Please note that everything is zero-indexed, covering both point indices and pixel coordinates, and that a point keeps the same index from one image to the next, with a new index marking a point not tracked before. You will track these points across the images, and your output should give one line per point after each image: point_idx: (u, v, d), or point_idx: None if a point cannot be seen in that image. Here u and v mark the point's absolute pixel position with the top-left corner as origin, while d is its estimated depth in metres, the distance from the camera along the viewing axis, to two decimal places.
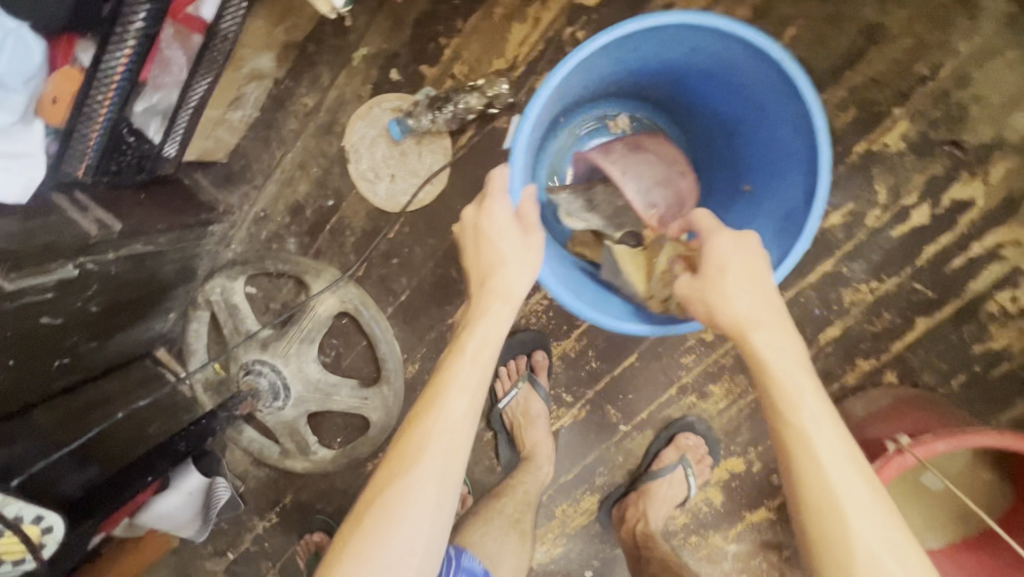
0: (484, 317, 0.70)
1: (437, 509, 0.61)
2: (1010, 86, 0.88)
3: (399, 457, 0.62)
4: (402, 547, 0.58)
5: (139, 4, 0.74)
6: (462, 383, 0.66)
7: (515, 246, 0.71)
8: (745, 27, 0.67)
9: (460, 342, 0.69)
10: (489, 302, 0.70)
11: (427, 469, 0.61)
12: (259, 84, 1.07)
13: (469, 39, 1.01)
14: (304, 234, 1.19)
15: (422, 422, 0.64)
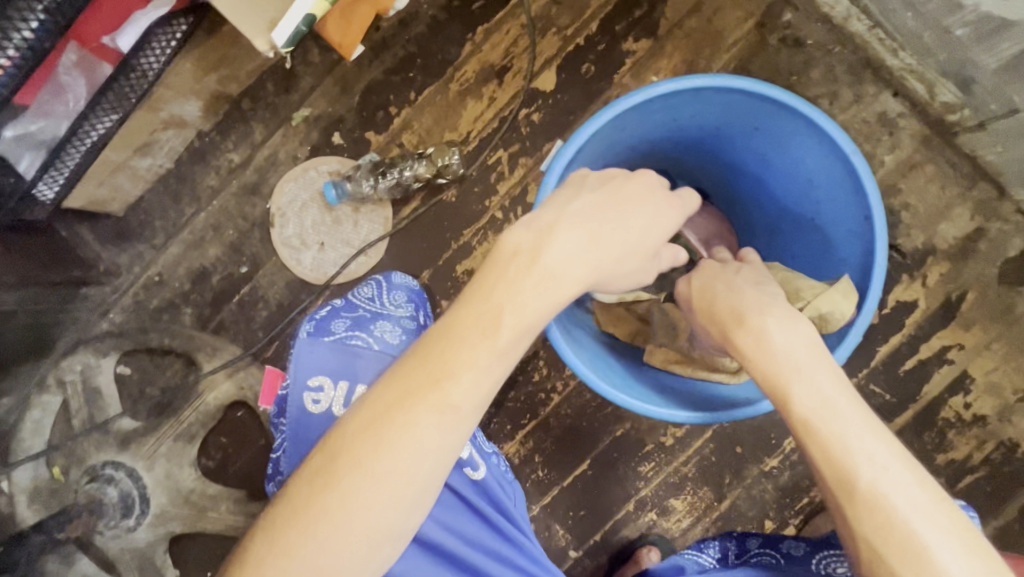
0: (543, 285, 0.45)
1: (425, 437, 0.44)
2: (936, 197, 0.92)
3: (368, 437, 0.44)
4: (368, 495, 0.43)
5: (31, 12, 0.63)
6: (476, 366, 0.44)
7: (643, 228, 0.50)
8: (772, 85, 0.62)
9: (498, 311, 0.45)
10: (551, 266, 0.45)
11: (404, 462, 0.44)
12: (178, 133, 0.95)
13: (421, 111, 0.97)
14: (204, 305, 1.00)
15: (415, 399, 0.44)
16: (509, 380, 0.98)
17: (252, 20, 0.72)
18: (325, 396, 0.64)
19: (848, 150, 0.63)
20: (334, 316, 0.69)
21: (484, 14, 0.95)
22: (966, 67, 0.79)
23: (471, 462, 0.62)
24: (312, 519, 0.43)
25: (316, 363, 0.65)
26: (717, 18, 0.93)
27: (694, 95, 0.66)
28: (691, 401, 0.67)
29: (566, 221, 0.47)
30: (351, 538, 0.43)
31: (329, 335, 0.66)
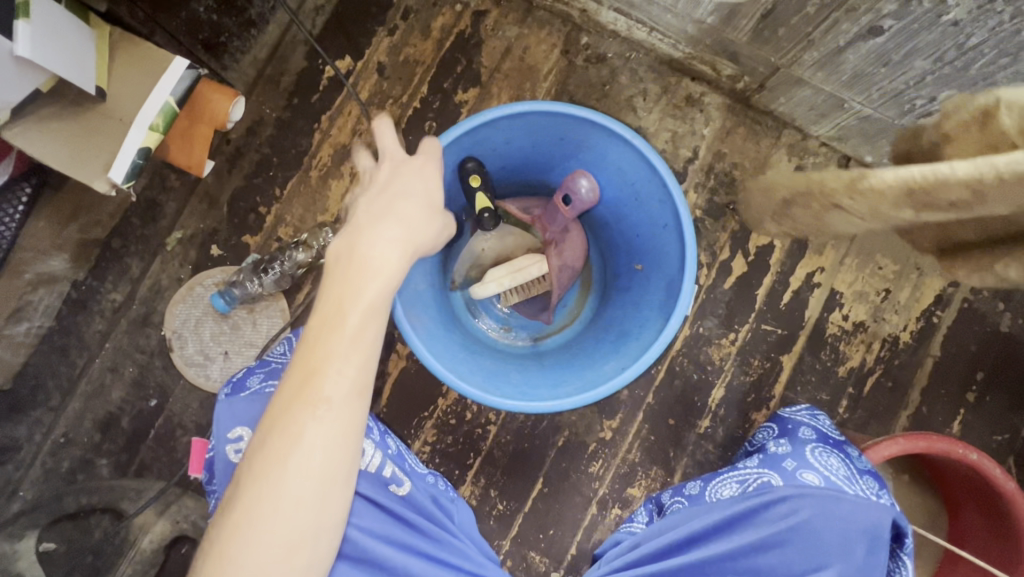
0: (370, 271, 0.54)
1: (314, 433, 0.50)
2: (754, 152, 1.06)
3: (263, 449, 0.50)
4: (277, 502, 0.49)
5: None
6: (337, 361, 0.51)
7: (429, 208, 0.61)
8: (555, 102, 0.74)
9: (340, 305, 0.53)
10: (371, 255, 0.55)
11: (297, 463, 0.50)
12: (50, 290, 0.95)
13: (290, 204, 1.02)
14: (120, 451, 0.98)
15: (294, 405, 0.51)
16: (444, 426, 1.00)
17: (86, 167, 0.75)
18: (246, 445, 0.65)
19: (632, 135, 0.75)
20: (248, 374, 0.71)
21: (324, 104, 1.03)
22: (728, 45, 0.92)
23: (393, 478, 0.66)
24: (229, 540, 0.48)
25: (235, 418, 0.66)
26: (527, 55, 1.06)
27: (494, 124, 0.77)
28: (581, 377, 0.79)
29: (370, 221, 0.58)
30: (268, 544, 0.49)
31: (245, 390, 0.68)
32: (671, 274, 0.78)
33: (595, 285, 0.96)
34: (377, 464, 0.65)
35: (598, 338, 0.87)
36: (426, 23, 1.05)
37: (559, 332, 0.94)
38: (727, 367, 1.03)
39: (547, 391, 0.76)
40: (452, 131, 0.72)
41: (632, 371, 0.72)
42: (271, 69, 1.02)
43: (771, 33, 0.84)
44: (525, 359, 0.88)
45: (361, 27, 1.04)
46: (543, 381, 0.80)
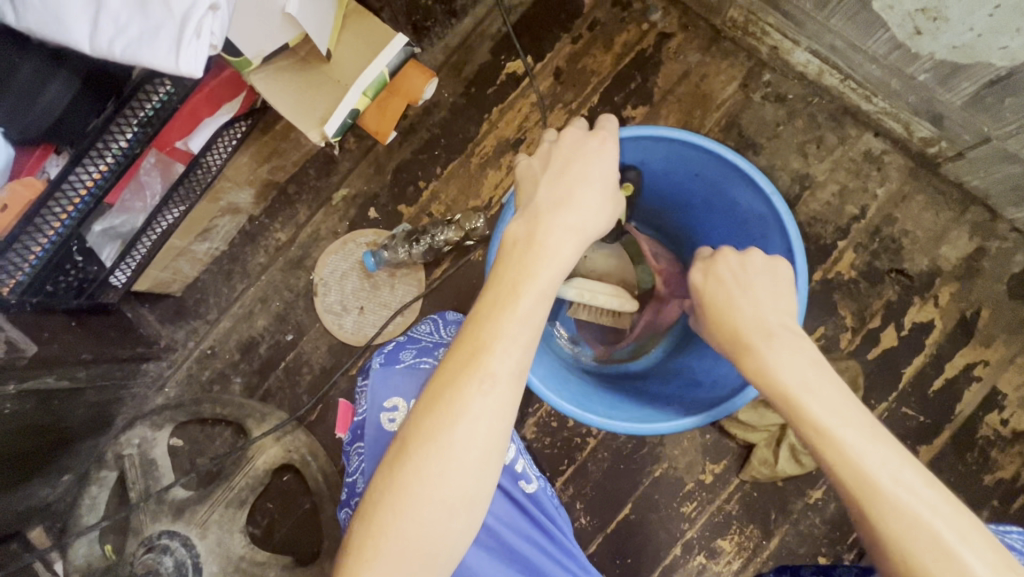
0: (548, 257, 0.56)
1: (488, 405, 0.50)
2: (932, 223, 0.99)
3: (431, 414, 0.51)
4: (444, 468, 0.50)
5: (125, 128, 0.74)
6: (510, 337, 0.52)
7: (600, 192, 0.61)
8: (702, 136, 0.71)
9: (514, 285, 0.55)
10: (549, 234, 0.57)
11: (462, 433, 0.50)
12: (232, 219, 1.06)
13: (447, 184, 1.08)
14: (252, 373, 1.08)
15: (463, 378, 0.51)
16: (545, 426, 1.00)
17: (305, 118, 0.83)
18: (400, 415, 0.69)
19: (771, 189, 0.70)
20: (401, 348, 0.76)
21: (498, 97, 1.08)
22: (935, 106, 0.87)
23: (524, 476, 0.71)
24: (396, 498, 0.50)
25: (393, 386, 0.71)
26: (704, 83, 1.05)
27: (641, 144, 0.75)
28: (637, 406, 0.74)
29: (550, 207, 0.59)
30: (434, 506, 0.50)
31: (399, 363, 0.73)
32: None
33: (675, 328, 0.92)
34: (512, 459, 0.69)
35: (667, 380, 0.82)
36: (611, 37, 1.07)
37: (630, 362, 0.92)
38: None
39: (602, 409, 0.71)
40: None
41: (698, 417, 0.67)
42: (458, 55, 1.08)
43: (995, 100, 0.79)
44: (592, 376, 0.86)
45: (548, 31, 1.08)
46: (604, 398, 0.75)
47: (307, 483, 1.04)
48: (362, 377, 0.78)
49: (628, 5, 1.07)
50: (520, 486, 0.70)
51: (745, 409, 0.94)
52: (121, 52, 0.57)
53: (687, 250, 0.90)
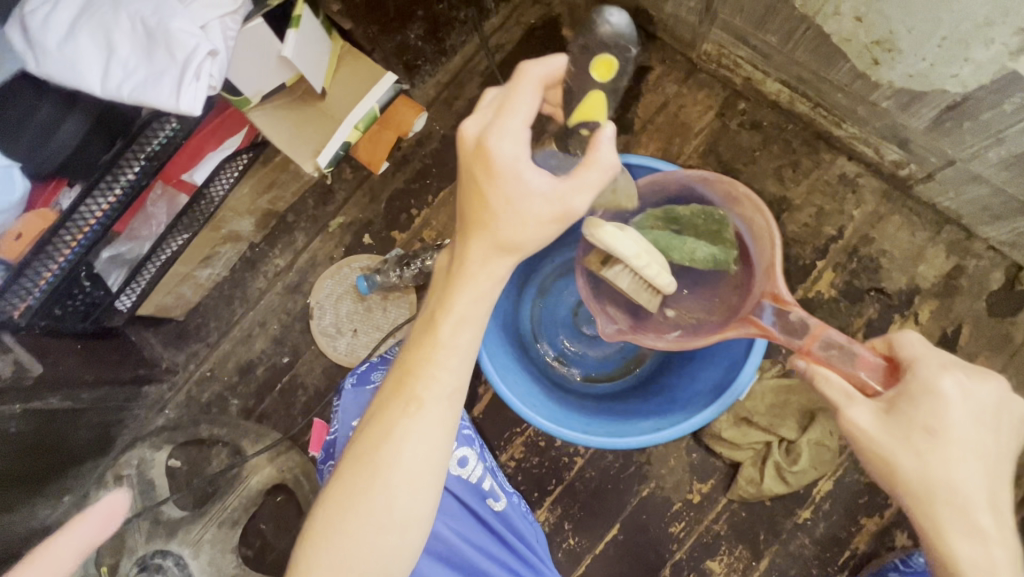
0: (467, 284, 0.57)
1: (416, 428, 0.56)
2: (909, 243, 1.01)
3: (365, 439, 0.57)
4: (374, 488, 0.55)
5: (133, 162, 0.78)
6: (433, 362, 0.57)
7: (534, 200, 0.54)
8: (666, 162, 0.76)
9: (434, 316, 0.58)
10: (476, 267, 0.57)
11: (383, 456, 0.55)
12: (233, 246, 1.11)
13: (437, 211, 1.13)
14: (249, 395, 1.11)
15: (391, 400, 0.57)
16: (532, 447, 1.01)
17: (300, 150, 0.89)
18: None
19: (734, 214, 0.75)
20: (371, 368, 0.80)
21: None
22: (900, 131, 0.91)
23: (491, 493, 0.78)
24: (331, 513, 0.56)
25: (361, 406, 0.76)
26: (682, 113, 1.11)
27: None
28: (613, 423, 0.76)
29: (477, 234, 0.57)
30: (366, 524, 0.55)
31: (369, 383, 0.77)
32: (734, 355, 0.75)
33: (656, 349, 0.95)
34: (481, 480, 0.76)
35: (645, 399, 0.84)
36: None
37: (614, 382, 0.94)
38: (841, 461, 0.96)
39: (578, 425, 0.74)
40: None
41: (667, 432, 0.70)
42: (449, 90, 1.14)
43: (954, 125, 0.83)
44: (573, 395, 0.88)
45: None
46: (581, 416, 0.77)
47: (299, 504, 1.05)
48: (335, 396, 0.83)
49: None
50: (488, 504, 0.77)
51: (728, 427, 0.95)
52: (129, 94, 0.63)
53: None
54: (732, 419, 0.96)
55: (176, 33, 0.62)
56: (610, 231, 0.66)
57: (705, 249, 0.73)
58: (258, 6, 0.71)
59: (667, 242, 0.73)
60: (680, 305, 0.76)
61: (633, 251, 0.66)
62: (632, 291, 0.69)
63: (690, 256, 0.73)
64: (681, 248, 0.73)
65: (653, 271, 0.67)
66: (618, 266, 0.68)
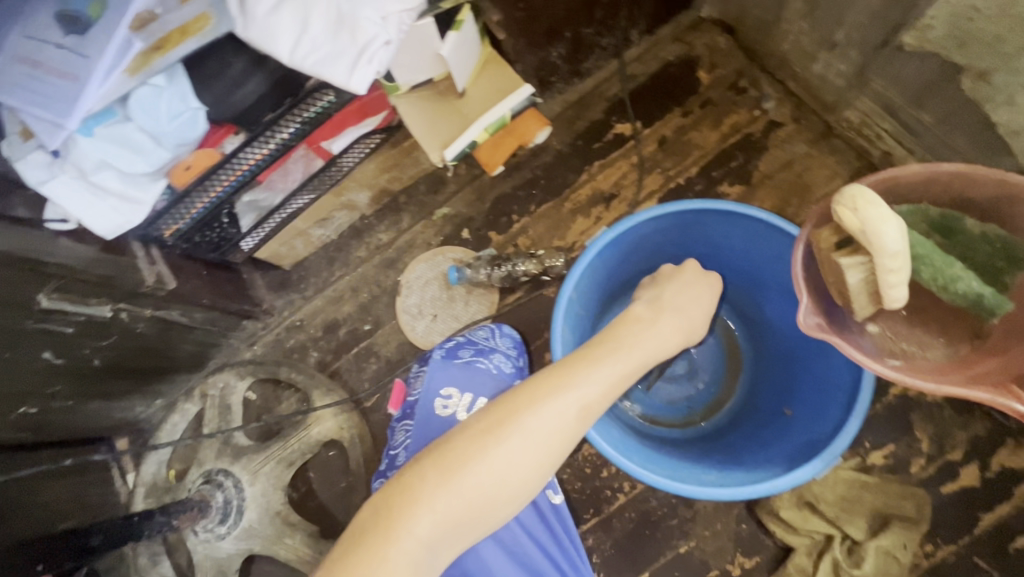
0: (654, 337, 0.67)
1: (579, 424, 0.59)
2: None
3: (539, 402, 0.57)
4: (526, 451, 0.56)
5: (290, 123, 0.90)
6: (618, 377, 0.62)
7: (705, 314, 0.74)
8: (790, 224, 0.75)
9: (627, 340, 0.65)
10: (666, 327, 0.69)
11: (550, 433, 0.57)
12: (347, 214, 1.20)
13: (536, 221, 1.16)
14: (328, 351, 1.19)
15: (575, 383, 0.59)
16: (577, 472, 1.00)
17: (431, 139, 0.96)
18: (452, 404, 0.74)
19: None
20: (460, 344, 0.80)
21: (602, 152, 1.16)
22: None
23: (552, 488, 0.79)
24: (479, 452, 0.55)
25: (451, 377, 0.76)
26: (807, 174, 1.07)
27: (721, 219, 0.80)
28: (677, 467, 0.72)
29: (673, 305, 0.71)
30: (499, 478, 0.56)
31: (457, 358, 0.77)
32: (815, 436, 0.72)
33: (724, 408, 0.94)
34: None
35: (707, 451, 0.82)
36: (720, 116, 1.13)
37: (672, 429, 0.93)
38: None
39: (638, 457, 0.72)
40: (680, 204, 0.77)
41: (739, 490, 0.65)
42: (573, 109, 1.17)
43: None
44: (634, 430, 0.87)
45: (662, 103, 1.16)
46: (639, 448, 0.74)
47: (348, 462, 1.11)
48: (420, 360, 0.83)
49: (742, 91, 1.13)
50: (547, 495, 0.79)
51: (788, 506, 0.89)
52: (311, 65, 0.71)
53: (752, 337, 0.93)
54: (794, 500, 0.91)
55: (364, 21, 0.70)
56: (880, 219, 0.55)
57: (974, 283, 0.61)
58: (431, 8, 0.78)
59: (927, 250, 0.61)
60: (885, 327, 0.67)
61: (895, 250, 0.54)
62: (856, 288, 0.60)
63: (947, 283, 0.61)
64: (942, 269, 0.61)
65: (895, 281, 0.58)
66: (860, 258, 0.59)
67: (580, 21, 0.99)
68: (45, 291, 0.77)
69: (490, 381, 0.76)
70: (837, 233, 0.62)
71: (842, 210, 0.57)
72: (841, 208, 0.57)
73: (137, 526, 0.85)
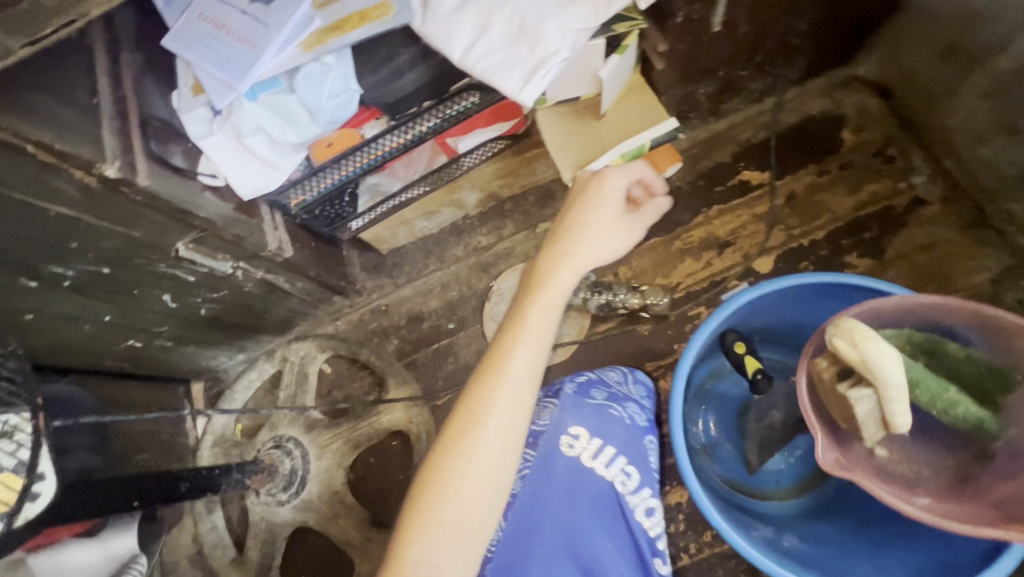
0: (546, 283, 0.66)
1: (517, 404, 0.61)
2: None
3: (468, 412, 0.61)
4: (482, 457, 0.60)
5: (431, 118, 0.92)
6: (533, 348, 0.64)
7: (614, 249, 0.69)
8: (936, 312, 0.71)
9: (519, 307, 0.66)
10: (567, 274, 0.67)
11: (493, 428, 0.60)
12: (453, 211, 1.20)
13: (642, 254, 1.13)
14: (408, 341, 1.20)
15: (493, 377, 0.63)
16: None
17: (567, 158, 0.97)
18: (579, 445, 0.75)
19: None
20: (591, 385, 0.82)
21: (724, 197, 1.11)
22: None
23: (660, 555, 0.74)
24: (442, 483, 0.59)
25: (582, 415, 0.77)
26: (947, 262, 1.00)
27: (850, 293, 0.79)
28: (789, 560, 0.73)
29: (563, 236, 0.68)
30: (470, 495, 0.59)
31: (590, 398, 0.79)
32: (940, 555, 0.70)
33: (817, 491, 0.90)
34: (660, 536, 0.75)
35: (807, 542, 0.80)
36: (860, 182, 1.07)
37: (760, 502, 0.91)
38: None
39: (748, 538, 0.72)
40: (817, 276, 0.76)
41: None
42: (701, 147, 1.13)
43: None
44: (721, 497, 0.86)
45: (798, 157, 1.10)
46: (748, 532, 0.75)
47: (410, 456, 1.11)
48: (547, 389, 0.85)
49: (890, 160, 1.07)
50: (655, 565, 0.73)
51: None
52: (481, 69, 0.71)
53: None
54: None
55: (546, 34, 0.70)
56: (883, 356, 0.54)
57: (971, 407, 0.61)
58: (607, 29, 0.77)
59: (922, 375, 0.61)
60: (892, 449, 0.64)
61: (899, 383, 0.54)
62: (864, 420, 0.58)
63: (946, 406, 0.61)
64: (937, 394, 0.60)
65: (899, 412, 0.56)
66: (866, 389, 0.57)
67: (739, 62, 0.95)
68: (183, 241, 0.80)
69: (622, 430, 0.77)
70: (835, 361, 0.61)
71: (840, 342, 0.57)
72: (839, 339, 0.57)
73: (212, 480, 0.86)
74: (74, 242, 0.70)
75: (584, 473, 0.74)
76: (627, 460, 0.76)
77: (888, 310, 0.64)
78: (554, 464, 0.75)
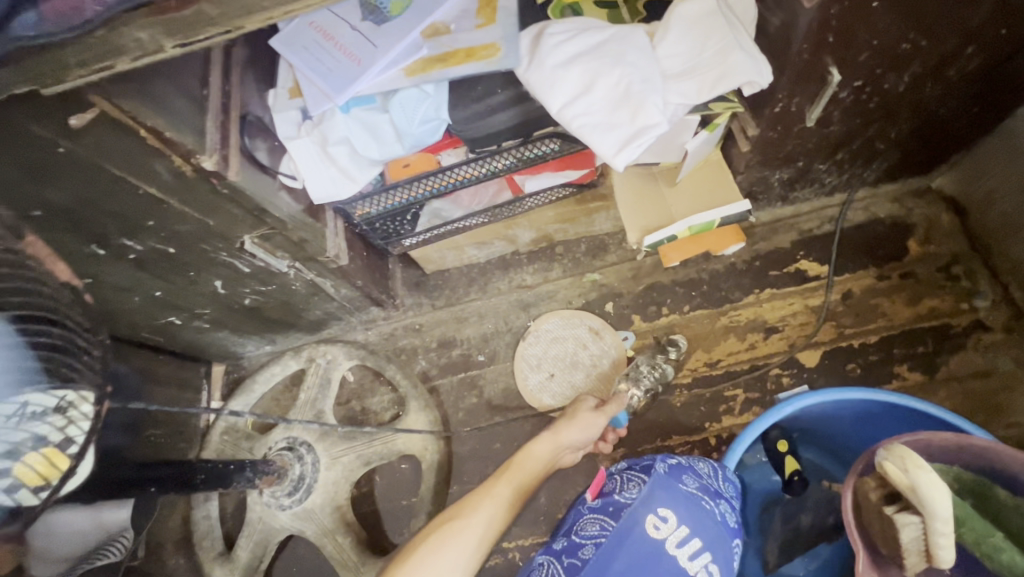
0: (547, 444, 0.84)
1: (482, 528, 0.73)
2: None
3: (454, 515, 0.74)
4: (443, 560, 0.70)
5: (507, 157, 0.92)
6: (513, 490, 0.79)
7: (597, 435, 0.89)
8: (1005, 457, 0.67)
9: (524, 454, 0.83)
10: (559, 441, 0.85)
11: (461, 537, 0.72)
12: (504, 244, 1.20)
13: (686, 324, 1.11)
14: (435, 365, 1.19)
15: (480, 498, 0.76)
16: None
17: None
18: (665, 530, 0.63)
19: None
20: (685, 467, 0.69)
21: (778, 282, 1.10)
22: None
23: None
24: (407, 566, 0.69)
25: (675, 499, 0.65)
26: (997, 394, 0.98)
27: (909, 416, 0.77)
28: None
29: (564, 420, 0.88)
30: None
31: (683, 484, 0.67)
32: None
33: None
34: None
35: None
36: (919, 295, 1.05)
37: None
38: None
39: None
40: (881, 392, 0.75)
41: None
42: (764, 228, 1.13)
43: None
44: None
45: (861, 258, 1.09)
46: None
47: (417, 483, 1.09)
48: (631, 463, 0.74)
49: (955, 279, 1.05)
50: None
51: None
52: (578, 126, 0.73)
53: None
54: None
55: (650, 105, 0.72)
56: (936, 484, 0.47)
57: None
58: (704, 105, 0.77)
59: (969, 512, 0.52)
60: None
61: (947, 518, 0.46)
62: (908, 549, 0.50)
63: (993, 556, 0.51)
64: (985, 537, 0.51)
65: (946, 546, 0.48)
66: (912, 516, 0.49)
67: (822, 156, 0.95)
68: (250, 233, 0.82)
69: (713, 525, 0.64)
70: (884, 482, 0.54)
71: (892, 464, 0.50)
72: (890, 462, 0.51)
73: (227, 472, 0.86)
74: (151, 220, 0.71)
75: (660, 563, 0.62)
76: (710, 559, 0.63)
77: (938, 442, 0.59)
78: (626, 543, 0.63)
